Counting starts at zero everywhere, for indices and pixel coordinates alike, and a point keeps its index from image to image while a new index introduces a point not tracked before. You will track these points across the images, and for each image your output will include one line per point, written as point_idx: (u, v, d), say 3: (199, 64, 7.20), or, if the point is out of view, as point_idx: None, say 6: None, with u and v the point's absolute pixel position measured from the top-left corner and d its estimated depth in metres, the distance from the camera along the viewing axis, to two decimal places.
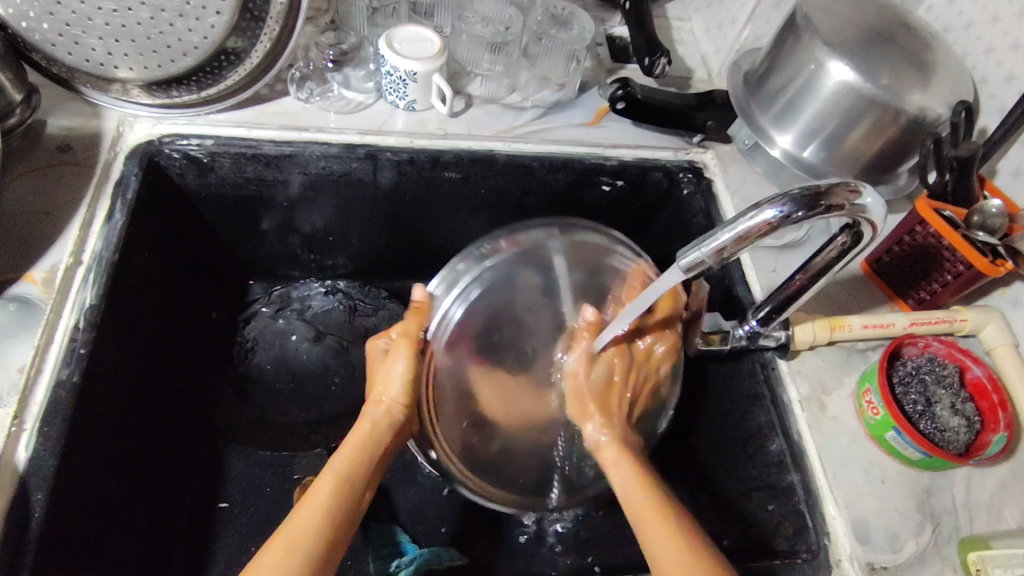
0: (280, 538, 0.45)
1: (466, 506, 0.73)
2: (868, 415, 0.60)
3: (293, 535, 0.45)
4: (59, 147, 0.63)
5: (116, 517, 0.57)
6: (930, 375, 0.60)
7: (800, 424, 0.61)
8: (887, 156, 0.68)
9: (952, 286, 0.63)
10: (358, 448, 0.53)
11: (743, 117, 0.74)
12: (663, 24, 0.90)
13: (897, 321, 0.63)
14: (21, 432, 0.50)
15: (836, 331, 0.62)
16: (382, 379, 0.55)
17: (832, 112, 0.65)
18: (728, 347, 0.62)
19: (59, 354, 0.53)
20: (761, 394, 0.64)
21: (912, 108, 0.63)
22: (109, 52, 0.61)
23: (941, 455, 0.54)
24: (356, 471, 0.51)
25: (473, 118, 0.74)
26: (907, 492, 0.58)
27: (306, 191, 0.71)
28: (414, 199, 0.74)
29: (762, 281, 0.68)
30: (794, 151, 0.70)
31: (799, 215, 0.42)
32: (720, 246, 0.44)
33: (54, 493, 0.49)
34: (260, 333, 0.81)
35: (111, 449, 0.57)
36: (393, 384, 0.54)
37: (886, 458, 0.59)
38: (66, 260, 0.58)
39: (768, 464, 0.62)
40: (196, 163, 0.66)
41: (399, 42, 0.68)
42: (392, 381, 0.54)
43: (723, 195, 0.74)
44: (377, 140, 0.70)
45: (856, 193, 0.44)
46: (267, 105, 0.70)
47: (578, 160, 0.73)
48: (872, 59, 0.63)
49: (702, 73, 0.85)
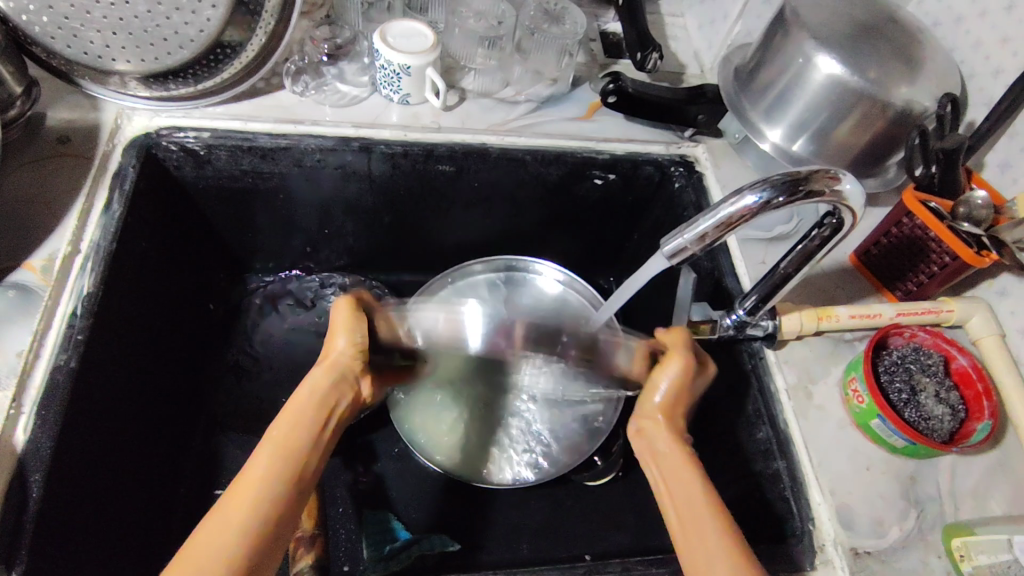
0: (250, 470, 0.45)
1: (461, 497, 0.73)
2: (854, 404, 0.60)
3: (262, 471, 0.45)
4: (58, 138, 0.64)
5: (113, 501, 0.58)
6: (915, 365, 0.61)
7: (787, 413, 0.61)
8: (874, 148, 0.69)
9: (939, 277, 0.64)
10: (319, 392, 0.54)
11: (734, 112, 0.75)
12: (656, 20, 0.90)
13: (885, 311, 0.63)
14: (20, 415, 0.51)
15: (823, 321, 0.63)
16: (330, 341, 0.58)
17: (820, 104, 0.66)
18: (717, 337, 0.63)
19: (56, 341, 0.54)
20: (749, 384, 0.64)
21: (899, 101, 0.64)
22: (107, 45, 0.62)
23: (923, 442, 0.55)
24: (316, 415, 0.52)
25: (466, 112, 0.75)
26: (892, 480, 0.59)
27: (301, 183, 0.72)
28: (408, 191, 0.75)
29: (750, 272, 0.68)
30: (782, 145, 0.71)
31: (779, 201, 0.43)
32: (702, 231, 0.45)
33: (51, 474, 0.50)
34: (258, 323, 0.82)
35: (110, 433, 0.58)
36: (341, 340, 0.58)
37: (872, 446, 0.60)
38: (64, 249, 0.59)
39: (756, 453, 0.63)
40: (193, 155, 0.67)
41: (392, 36, 0.69)
42: (342, 333, 0.58)
43: (713, 188, 0.75)
44: (371, 132, 0.71)
45: (836, 179, 0.44)
46: (263, 98, 0.71)
47: (570, 154, 0.74)
48: (859, 53, 0.64)
49: (694, 68, 0.86)
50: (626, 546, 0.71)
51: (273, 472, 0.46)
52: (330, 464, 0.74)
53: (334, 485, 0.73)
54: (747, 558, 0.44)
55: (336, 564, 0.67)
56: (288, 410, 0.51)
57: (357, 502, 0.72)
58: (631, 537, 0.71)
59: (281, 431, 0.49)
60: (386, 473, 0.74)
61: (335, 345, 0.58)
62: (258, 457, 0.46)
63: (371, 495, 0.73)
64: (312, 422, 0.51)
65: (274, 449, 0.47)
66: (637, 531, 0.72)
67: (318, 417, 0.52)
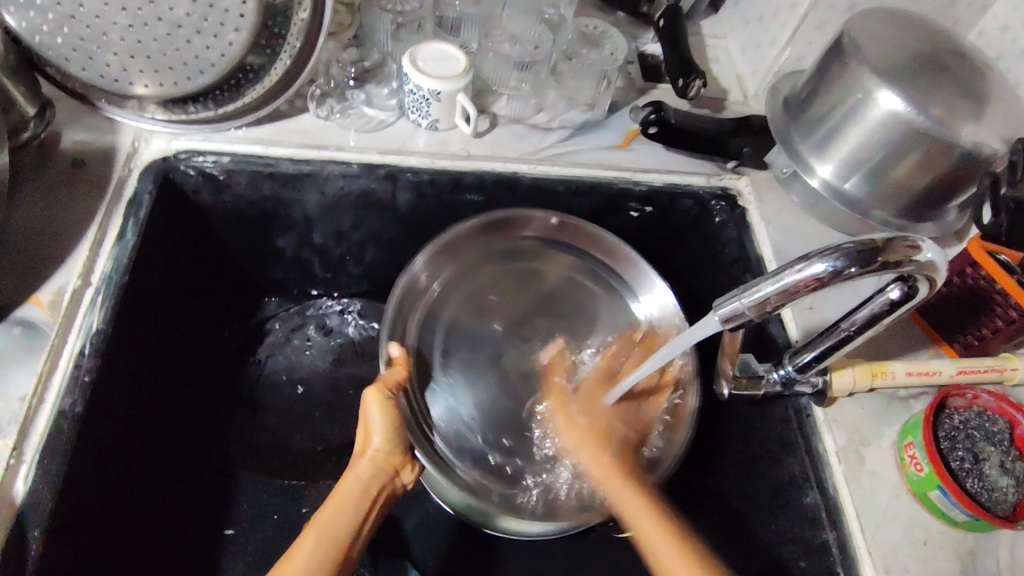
0: None
1: (481, 545, 0.70)
2: (911, 470, 0.56)
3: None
4: (71, 162, 0.61)
5: (119, 550, 0.55)
6: (978, 431, 0.56)
7: (836, 477, 0.57)
8: (936, 192, 0.64)
9: (1004, 333, 0.59)
10: (349, 495, 0.53)
11: (782, 144, 0.70)
12: (697, 42, 0.86)
13: (945, 368, 0.58)
14: (21, 464, 0.48)
15: (878, 378, 0.58)
16: (364, 428, 0.56)
17: (879, 142, 0.62)
18: (761, 392, 0.58)
19: (62, 383, 0.51)
20: (794, 442, 0.60)
21: (966, 142, 0.59)
22: (125, 68, 0.59)
23: (990, 520, 0.50)
24: (341, 522, 0.51)
25: (498, 138, 0.71)
26: (951, 556, 0.54)
27: (323, 210, 0.69)
28: (433, 220, 0.72)
29: (798, 320, 0.63)
30: (834, 182, 0.67)
31: (852, 271, 0.38)
32: (763, 298, 0.41)
33: (51, 529, 0.47)
34: (276, 348, 0.79)
35: (116, 477, 0.55)
36: (376, 433, 0.55)
37: (929, 517, 0.56)
38: (74, 282, 0.56)
39: (800, 518, 0.59)
40: (212, 180, 0.64)
41: (423, 60, 0.66)
42: (380, 425, 0.55)
43: (757, 225, 0.70)
44: (397, 159, 0.67)
45: (915, 248, 0.40)
46: (286, 122, 0.68)
47: (606, 186, 0.70)
48: (924, 89, 0.59)
49: (738, 94, 0.81)
50: None
51: (314, 565, 0.47)
52: None
53: None
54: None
55: None
56: (329, 503, 0.52)
57: (373, 546, 0.69)
58: None
59: (309, 540, 0.49)
60: (403, 514, 0.71)
61: (370, 443, 0.56)
62: (299, 546, 0.48)
63: (387, 538, 0.70)
64: (355, 515, 0.52)
65: (316, 542, 0.48)
66: None
67: (343, 523, 0.51)
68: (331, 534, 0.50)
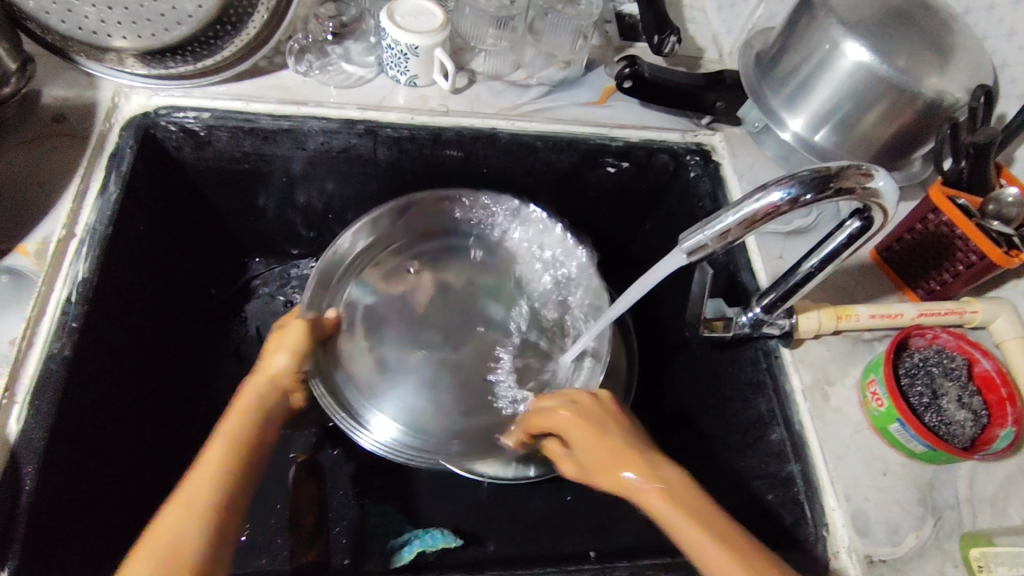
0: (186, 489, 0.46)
1: (463, 492, 0.73)
2: (872, 407, 0.58)
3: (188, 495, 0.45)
4: (52, 117, 0.62)
5: (111, 491, 0.57)
6: (937, 368, 0.59)
7: (803, 414, 0.60)
8: (900, 141, 0.66)
9: (964, 277, 0.61)
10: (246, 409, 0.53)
11: (754, 98, 0.72)
12: (674, 2, 0.87)
13: (906, 311, 0.61)
14: (13, 404, 0.49)
15: (842, 320, 0.61)
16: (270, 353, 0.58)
17: (847, 95, 0.63)
18: (731, 334, 0.61)
19: (50, 328, 0.52)
20: (763, 383, 0.62)
21: (929, 91, 0.60)
22: (103, 20, 0.59)
23: (946, 450, 0.53)
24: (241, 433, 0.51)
25: (476, 95, 0.72)
26: (910, 486, 0.57)
27: (305, 167, 0.70)
28: (415, 176, 0.73)
29: (768, 268, 0.66)
30: (805, 135, 0.68)
31: (807, 198, 0.40)
32: (724, 229, 0.42)
33: (43, 465, 0.48)
34: (261, 308, 0.81)
35: (103, 424, 0.56)
36: (278, 357, 0.57)
37: (888, 450, 0.58)
38: (58, 233, 0.57)
39: (767, 455, 0.61)
40: (192, 135, 0.65)
41: (400, 15, 0.67)
42: (280, 352, 0.57)
43: (730, 180, 0.72)
44: (377, 115, 0.68)
45: (868, 176, 0.42)
46: (265, 78, 0.68)
47: (581, 141, 0.71)
48: (890, 40, 0.60)
49: (713, 53, 0.83)
50: (632, 542, 0.70)
51: (222, 468, 0.47)
52: (330, 454, 0.73)
53: (336, 475, 0.72)
54: (738, 548, 0.44)
55: (336, 557, 0.67)
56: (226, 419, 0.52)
57: (359, 493, 0.71)
58: (636, 532, 0.71)
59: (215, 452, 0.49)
60: (389, 462, 0.74)
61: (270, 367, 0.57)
62: (210, 454, 0.48)
63: (374, 485, 0.72)
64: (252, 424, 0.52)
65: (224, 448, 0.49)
66: (643, 527, 0.71)
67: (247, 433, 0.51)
68: (226, 447, 0.49)
